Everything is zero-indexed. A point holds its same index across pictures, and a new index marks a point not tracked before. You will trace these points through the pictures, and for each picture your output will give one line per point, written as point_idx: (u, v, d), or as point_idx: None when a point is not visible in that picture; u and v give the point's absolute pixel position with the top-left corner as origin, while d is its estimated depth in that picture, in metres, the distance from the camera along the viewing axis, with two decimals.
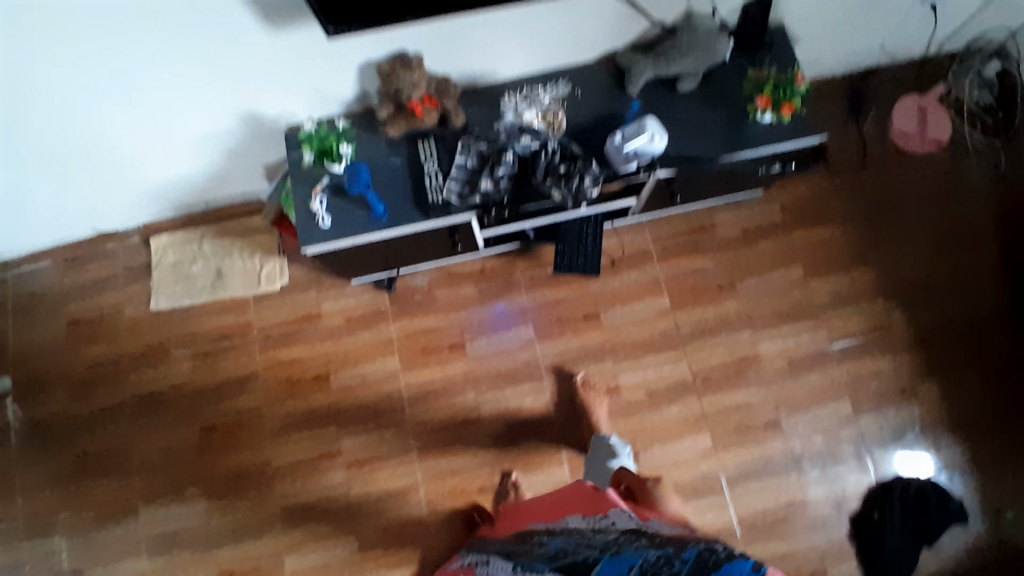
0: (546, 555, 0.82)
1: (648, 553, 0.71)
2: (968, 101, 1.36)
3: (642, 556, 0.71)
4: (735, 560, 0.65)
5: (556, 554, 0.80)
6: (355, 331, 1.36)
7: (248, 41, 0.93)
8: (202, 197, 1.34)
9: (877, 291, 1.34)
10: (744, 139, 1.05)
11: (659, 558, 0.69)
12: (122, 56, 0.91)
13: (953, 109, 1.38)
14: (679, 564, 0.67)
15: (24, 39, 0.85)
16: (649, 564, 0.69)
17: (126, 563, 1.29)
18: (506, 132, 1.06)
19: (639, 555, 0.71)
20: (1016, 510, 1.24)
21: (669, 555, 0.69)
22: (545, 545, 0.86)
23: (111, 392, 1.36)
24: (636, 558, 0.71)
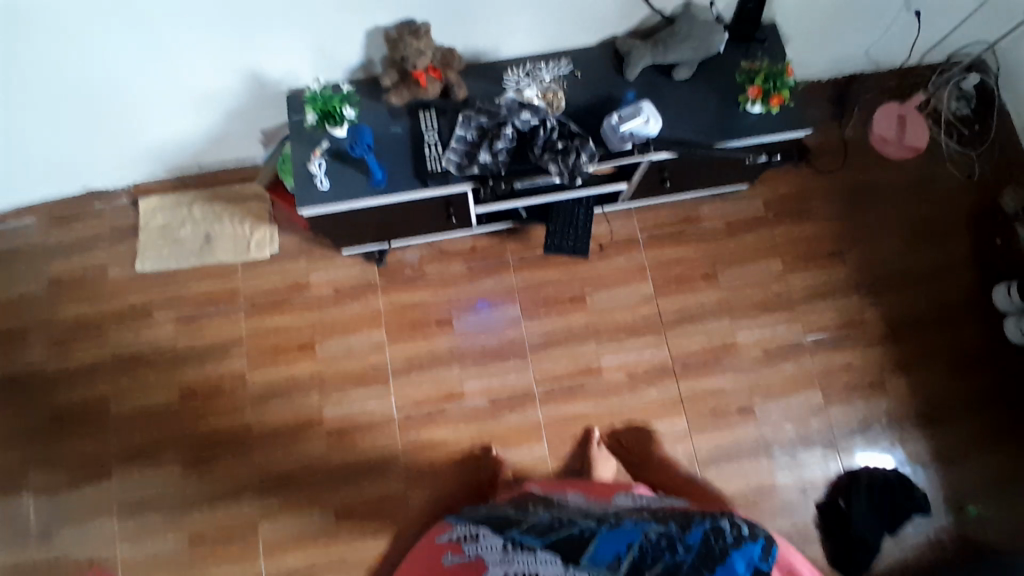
0: (537, 531, 0.82)
1: (650, 529, 0.78)
2: (946, 112, 1.44)
3: (645, 533, 0.77)
4: (739, 546, 0.74)
5: (546, 530, 0.81)
6: (343, 302, 1.36)
7: (250, 26, 0.97)
8: (196, 160, 1.33)
9: (853, 289, 1.38)
10: (736, 129, 1.09)
11: (662, 537, 0.76)
12: (123, 37, 0.96)
13: (931, 119, 1.46)
14: (686, 548, 0.74)
15: (23, 21, 0.90)
16: (654, 545, 0.75)
17: (96, 525, 1.27)
18: (507, 106, 1.07)
19: (641, 531, 0.78)
20: (979, 506, 1.28)
21: (672, 535, 0.76)
22: (530, 521, 0.86)
23: (90, 351, 1.34)
24: (639, 533, 0.77)
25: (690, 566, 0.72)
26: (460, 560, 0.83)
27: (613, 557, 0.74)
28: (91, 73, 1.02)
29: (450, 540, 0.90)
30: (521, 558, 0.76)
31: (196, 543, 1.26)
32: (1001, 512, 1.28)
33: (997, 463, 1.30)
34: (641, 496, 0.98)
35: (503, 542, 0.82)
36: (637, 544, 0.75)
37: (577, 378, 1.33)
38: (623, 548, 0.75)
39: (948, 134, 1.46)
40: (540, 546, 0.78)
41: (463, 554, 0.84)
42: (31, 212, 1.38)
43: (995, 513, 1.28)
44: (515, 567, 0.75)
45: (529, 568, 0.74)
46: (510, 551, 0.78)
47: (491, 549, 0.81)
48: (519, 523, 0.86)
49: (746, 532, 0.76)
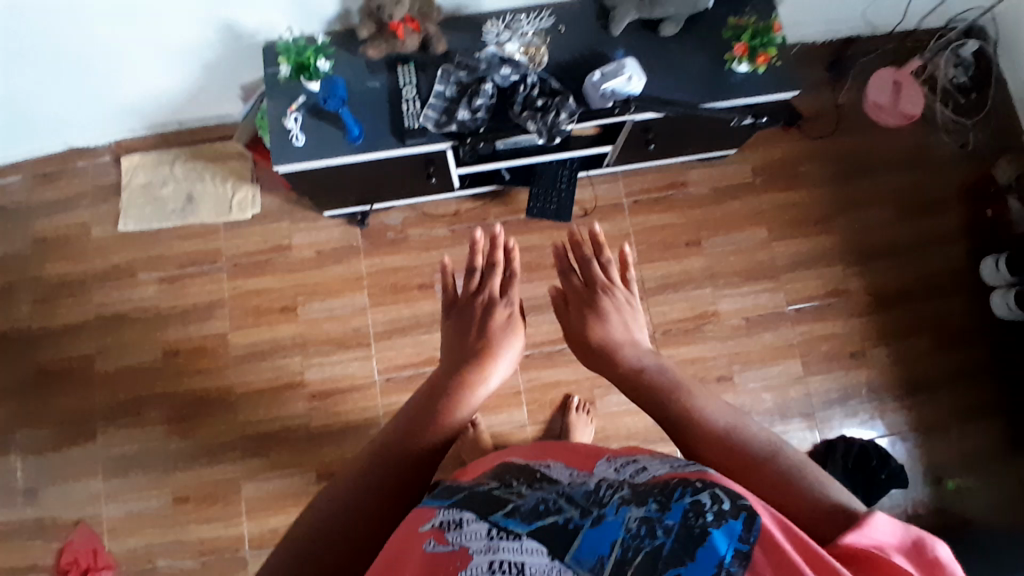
0: (507, 505, 0.48)
1: (629, 514, 0.46)
2: (943, 79, 1.40)
3: (624, 524, 0.45)
4: (726, 524, 0.43)
5: (531, 513, 0.47)
6: (324, 264, 1.36)
7: None
8: (176, 117, 1.31)
9: (841, 258, 1.37)
10: (723, 88, 1.06)
11: (641, 523, 0.45)
12: None
13: (928, 86, 1.42)
14: (664, 533, 0.43)
15: None
16: (632, 537, 0.44)
17: (81, 482, 1.28)
18: (486, 61, 1.05)
19: (619, 520, 0.46)
20: (959, 481, 1.28)
21: (651, 517, 0.45)
22: (501, 489, 0.52)
23: (74, 311, 1.34)
24: (617, 528, 0.45)
25: (670, 553, 0.42)
26: (438, 548, 0.45)
27: (593, 562, 0.43)
28: (60, 28, 0.99)
29: (429, 521, 0.48)
30: (500, 552, 0.43)
31: (179, 502, 1.27)
32: (980, 486, 1.27)
33: (978, 437, 1.29)
34: (639, 462, 0.59)
35: (486, 528, 0.46)
36: (617, 543, 0.44)
37: (559, 344, 1.33)
38: (602, 549, 0.43)
39: (945, 102, 1.42)
40: (521, 535, 0.44)
41: (440, 541, 0.45)
42: (13, 170, 1.36)
43: (974, 486, 1.27)
44: (494, 560, 0.43)
45: (507, 563, 0.42)
46: (490, 539, 0.44)
47: (471, 537, 0.45)
48: (481, 489, 0.52)
49: (733, 506, 0.44)
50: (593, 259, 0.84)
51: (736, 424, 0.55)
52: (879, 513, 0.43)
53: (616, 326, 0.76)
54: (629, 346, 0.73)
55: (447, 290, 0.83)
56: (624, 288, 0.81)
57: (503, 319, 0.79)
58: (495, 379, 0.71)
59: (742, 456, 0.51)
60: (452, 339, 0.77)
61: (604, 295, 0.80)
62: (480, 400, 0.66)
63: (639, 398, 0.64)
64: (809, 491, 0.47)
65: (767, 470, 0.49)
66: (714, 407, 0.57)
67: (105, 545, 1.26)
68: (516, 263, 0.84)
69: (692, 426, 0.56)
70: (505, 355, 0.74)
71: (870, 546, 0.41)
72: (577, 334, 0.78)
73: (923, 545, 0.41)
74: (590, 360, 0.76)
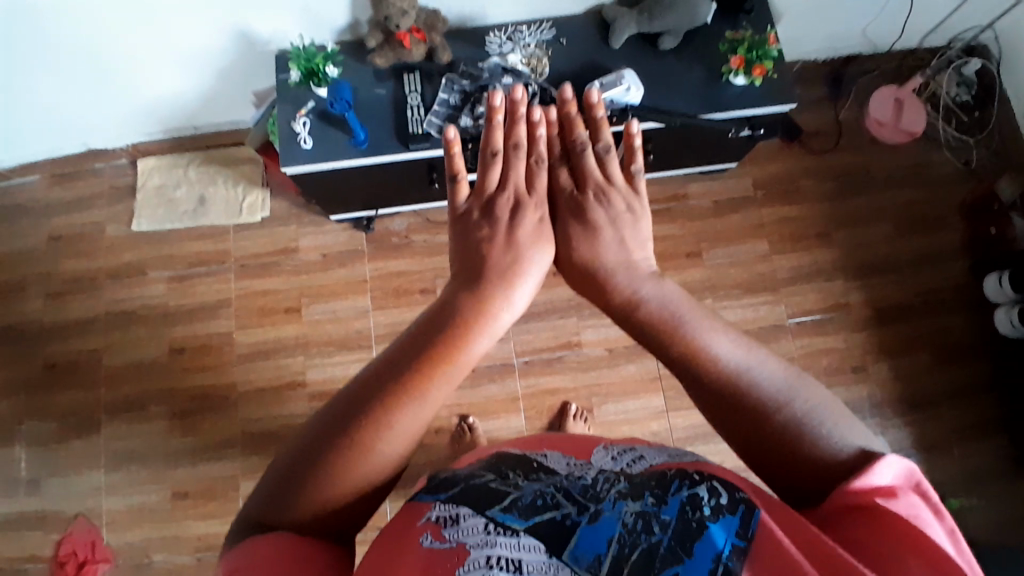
0: (505, 497, 0.50)
1: (625, 508, 0.47)
2: (946, 96, 1.41)
3: (621, 519, 0.46)
4: (724, 518, 0.46)
5: (528, 508, 0.48)
6: (330, 267, 1.39)
7: None
8: (190, 122, 1.36)
9: (841, 273, 1.37)
10: (721, 100, 1.09)
11: (638, 518, 0.46)
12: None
13: (930, 104, 1.43)
14: (662, 529, 0.45)
15: None
16: (629, 532, 0.45)
17: (83, 474, 1.30)
18: (489, 71, 1.09)
19: (616, 515, 0.47)
20: (963, 499, 1.26)
21: (647, 511, 0.47)
22: (496, 481, 0.52)
23: (85, 306, 1.38)
24: (614, 523, 0.46)
25: (666, 552, 0.44)
26: (435, 545, 0.47)
27: (591, 559, 0.44)
28: (82, 30, 1.03)
29: (424, 517, 0.50)
30: (497, 548, 0.45)
31: (177, 497, 1.29)
32: (981, 505, 1.25)
33: (980, 456, 1.28)
34: (636, 451, 0.61)
35: (484, 522, 0.47)
36: (614, 540, 0.45)
37: (557, 351, 1.34)
38: (600, 547, 0.45)
39: (947, 120, 1.43)
40: (519, 531, 0.46)
41: (436, 538, 0.48)
42: (32, 170, 1.41)
43: (976, 507, 1.25)
44: (491, 555, 0.44)
45: (504, 559, 0.44)
46: (488, 534, 0.46)
47: (467, 533, 0.47)
48: (476, 480, 0.53)
49: (732, 501, 0.47)
50: (585, 147, 0.70)
51: (746, 364, 0.54)
52: (888, 454, 0.48)
53: (609, 244, 0.63)
54: (625, 271, 0.62)
55: (455, 186, 0.67)
56: (626, 190, 0.66)
57: (532, 225, 0.64)
58: (519, 304, 0.61)
59: (745, 400, 0.53)
60: (467, 245, 0.64)
61: (597, 200, 0.66)
62: (490, 345, 0.57)
63: (664, 347, 0.57)
64: (825, 441, 0.50)
65: (773, 419, 0.51)
66: (721, 341, 0.55)
67: (103, 538, 1.27)
68: (540, 143, 0.70)
69: (703, 368, 0.54)
70: (530, 276, 0.62)
71: (875, 492, 0.46)
72: (558, 251, 0.65)
73: (925, 491, 0.47)
74: (579, 285, 0.65)
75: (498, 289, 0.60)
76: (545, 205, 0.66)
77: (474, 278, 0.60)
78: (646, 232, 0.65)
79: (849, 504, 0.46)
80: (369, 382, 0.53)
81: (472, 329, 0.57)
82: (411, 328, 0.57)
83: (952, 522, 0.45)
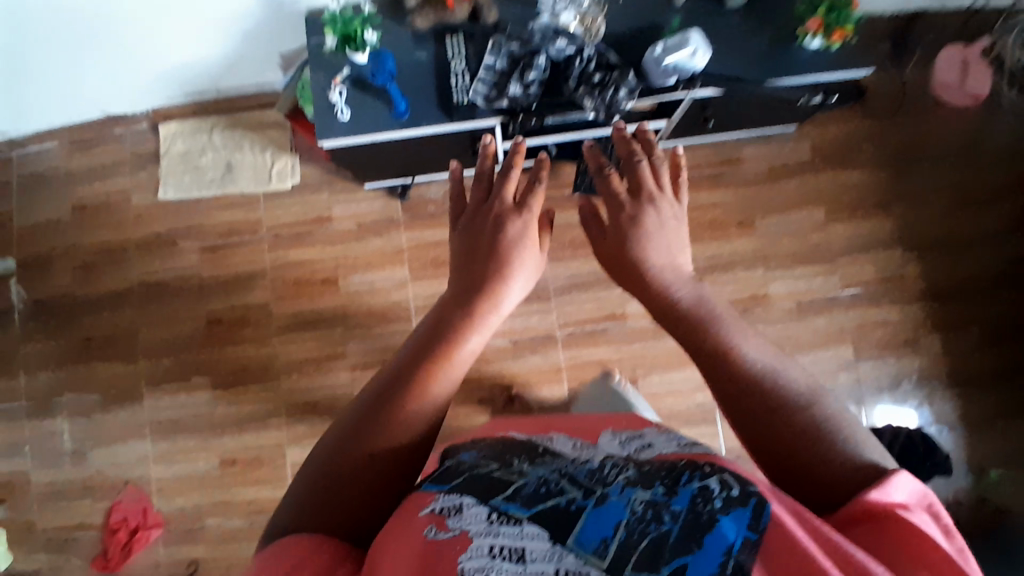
0: (510, 486, 0.49)
1: (634, 496, 0.47)
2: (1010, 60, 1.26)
3: (629, 505, 0.47)
4: (734, 511, 0.45)
5: (531, 496, 0.48)
6: (365, 237, 1.34)
7: None
8: (214, 86, 1.28)
9: (897, 242, 1.32)
10: (788, 65, 1.00)
11: (647, 507, 0.47)
12: None
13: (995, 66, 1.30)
14: (671, 519, 0.45)
15: None
16: (638, 519, 0.45)
17: (130, 444, 1.32)
18: (540, 33, 1.01)
19: (623, 501, 0.47)
20: (1000, 470, 1.26)
21: (656, 500, 0.47)
22: (499, 471, 0.52)
23: (117, 278, 1.36)
24: (621, 509, 0.46)
25: (675, 541, 0.44)
26: (438, 536, 0.45)
27: (597, 543, 0.44)
28: None
29: (428, 508, 0.48)
30: (499, 536, 0.45)
31: (227, 465, 1.31)
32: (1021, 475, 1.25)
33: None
34: (644, 438, 0.62)
35: (486, 511, 0.47)
36: (621, 526, 0.45)
37: (601, 323, 1.32)
38: (605, 531, 0.45)
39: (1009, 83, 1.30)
40: (522, 520, 0.46)
41: (440, 528, 0.46)
42: (51, 136, 1.36)
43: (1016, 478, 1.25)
44: (494, 544, 0.44)
45: (507, 548, 0.44)
46: (490, 523, 0.46)
47: (472, 520, 0.46)
48: (480, 470, 0.53)
49: (742, 493, 0.46)
50: (641, 158, 0.71)
51: (771, 365, 0.55)
52: (902, 473, 0.48)
53: (656, 246, 0.66)
54: (671, 270, 0.64)
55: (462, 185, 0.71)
56: (672, 200, 0.69)
57: (518, 228, 0.67)
58: (507, 307, 0.64)
59: (767, 399, 0.53)
60: (460, 258, 0.67)
61: (646, 206, 0.68)
62: (484, 342, 0.60)
63: (693, 344, 0.58)
64: (843, 449, 0.50)
65: (797, 418, 0.51)
66: (751, 344, 0.56)
67: (155, 506, 1.31)
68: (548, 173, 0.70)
69: (731, 366, 0.55)
70: (517, 281, 0.65)
71: (891, 507, 0.45)
72: (606, 246, 0.69)
73: (936, 513, 0.47)
74: (618, 276, 0.68)
75: (487, 291, 0.63)
76: (534, 205, 0.68)
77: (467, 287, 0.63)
78: (686, 241, 0.68)
79: (859, 513, 0.46)
80: (390, 377, 0.55)
81: (468, 330, 0.60)
82: (418, 333, 0.60)
83: (963, 542, 0.45)
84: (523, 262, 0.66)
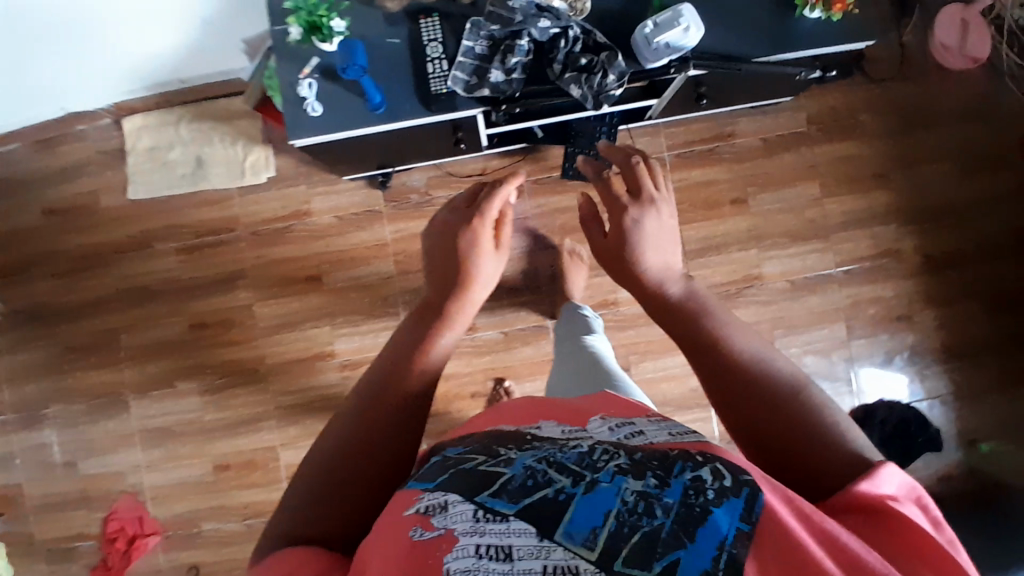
0: (496, 478, 0.43)
1: (626, 485, 0.41)
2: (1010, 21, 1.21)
3: (620, 495, 0.40)
4: (726, 502, 0.39)
5: (519, 489, 0.41)
6: (347, 231, 1.29)
7: None
8: (176, 76, 1.19)
9: (894, 216, 1.28)
10: (785, 40, 0.95)
11: (639, 498, 0.40)
12: None
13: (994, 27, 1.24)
14: (664, 512, 0.39)
15: None
16: (628, 511, 0.39)
17: (121, 452, 1.30)
18: (522, 11, 0.92)
19: (615, 489, 0.41)
20: (993, 443, 1.26)
21: (648, 492, 0.40)
22: (485, 462, 0.46)
23: (93, 284, 1.31)
24: (613, 497, 0.40)
25: (669, 535, 0.38)
26: (424, 536, 0.40)
27: (586, 534, 0.38)
28: None
29: (412, 507, 0.44)
30: (486, 534, 0.39)
31: (220, 470, 1.29)
32: (1014, 447, 1.25)
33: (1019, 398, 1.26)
34: (636, 425, 0.54)
35: (473, 509, 0.41)
36: (612, 515, 0.39)
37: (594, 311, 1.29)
38: (596, 520, 0.39)
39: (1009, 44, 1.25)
40: (508, 517, 0.40)
41: (426, 529, 0.41)
42: (12, 138, 1.29)
43: (1011, 450, 1.25)
44: (480, 544, 0.38)
45: (493, 548, 0.38)
46: (476, 521, 0.40)
47: (457, 519, 0.41)
48: (467, 462, 0.46)
49: (736, 483, 0.41)
50: (637, 159, 0.68)
51: (762, 354, 0.53)
52: (889, 464, 0.44)
53: (649, 247, 0.64)
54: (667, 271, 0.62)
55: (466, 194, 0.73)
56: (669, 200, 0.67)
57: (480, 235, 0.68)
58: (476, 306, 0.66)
59: (758, 390, 0.51)
60: (431, 266, 0.69)
61: (645, 208, 0.66)
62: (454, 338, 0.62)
63: (684, 337, 0.57)
64: (838, 442, 0.47)
65: (794, 407, 0.49)
66: (741, 333, 0.54)
67: (152, 513, 1.29)
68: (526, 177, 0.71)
69: (721, 357, 0.53)
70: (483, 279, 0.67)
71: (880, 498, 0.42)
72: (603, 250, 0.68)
73: (925, 504, 0.43)
74: (619, 278, 0.67)
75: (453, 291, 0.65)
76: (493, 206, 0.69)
77: (440, 291, 0.66)
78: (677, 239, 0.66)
79: (850, 504, 0.42)
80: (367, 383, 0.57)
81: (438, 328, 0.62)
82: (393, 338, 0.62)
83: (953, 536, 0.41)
84: (490, 258, 0.68)
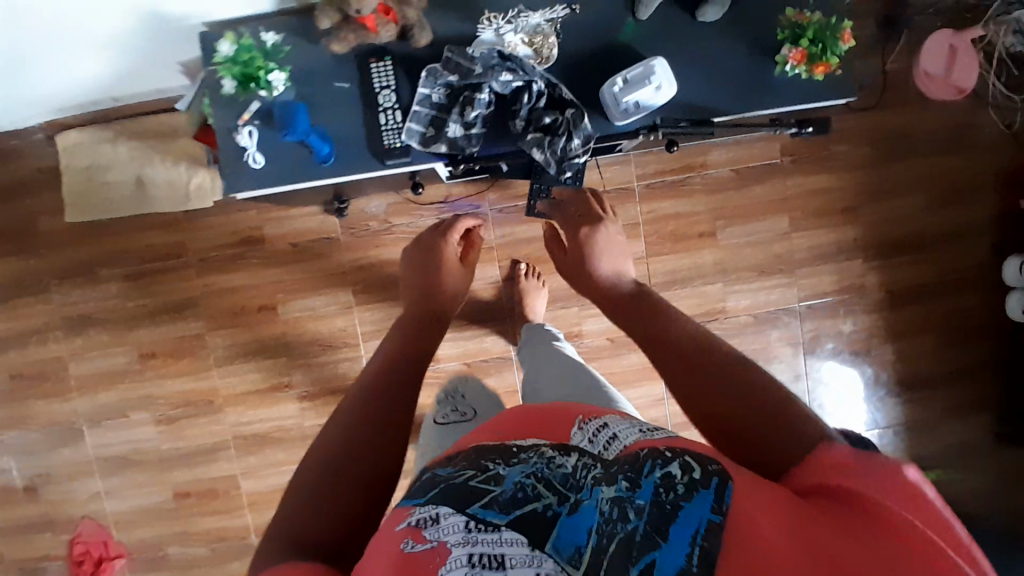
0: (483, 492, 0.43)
1: (601, 495, 0.41)
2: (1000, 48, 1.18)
3: (597, 507, 0.41)
4: (698, 494, 0.39)
5: (509, 501, 0.42)
6: (302, 258, 1.24)
7: None
8: (110, 96, 1.10)
9: (862, 250, 1.26)
10: (757, 95, 0.90)
11: (613, 505, 0.40)
12: None
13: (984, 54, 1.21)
14: (637, 514, 0.39)
15: None
16: (606, 521, 0.40)
17: (78, 480, 1.28)
18: (483, 60, 0.85)
19: (593, 503, 0.41)
20: (938, 472, 1.30)
21: (621, 496, 0.41)
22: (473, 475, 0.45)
23: (34, 310, 1.24)
24: (593, 512, 0.40)
25: (643, 538, 0.38)
26: (416, 549, 0.39)
27: (571, 551, 0.39)
28: None
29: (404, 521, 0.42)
30: (477, 545, 0.39)
31: (180, 497, 1.28)
32: (957, 475, 1.30)
33: (967, 429, 1.30)
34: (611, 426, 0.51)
35: (463, 520, 0.41)
36: (593, 530, 0.39)
37: None
38: (579, 537, 0.39)
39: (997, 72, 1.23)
40: (499, 527, 0.40)
41: (418, 540, 0.40)
42: None
43: (953, 479, 1.30)
44: (471, 553, 0.38)
45: (486, 556, 0.38)
46: (468, 531, 0.40)
47: (449, 531, 0.40)
48: (457, 477, 0.45)
49: (705, 475, 0.41)
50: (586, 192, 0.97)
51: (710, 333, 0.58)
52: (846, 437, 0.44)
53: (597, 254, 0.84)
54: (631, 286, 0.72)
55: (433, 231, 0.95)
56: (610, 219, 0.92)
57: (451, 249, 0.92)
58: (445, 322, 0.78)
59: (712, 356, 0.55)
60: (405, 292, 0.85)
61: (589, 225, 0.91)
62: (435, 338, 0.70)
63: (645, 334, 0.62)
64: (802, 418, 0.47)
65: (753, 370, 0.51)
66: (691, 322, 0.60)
67: (115, 537, 1.29)
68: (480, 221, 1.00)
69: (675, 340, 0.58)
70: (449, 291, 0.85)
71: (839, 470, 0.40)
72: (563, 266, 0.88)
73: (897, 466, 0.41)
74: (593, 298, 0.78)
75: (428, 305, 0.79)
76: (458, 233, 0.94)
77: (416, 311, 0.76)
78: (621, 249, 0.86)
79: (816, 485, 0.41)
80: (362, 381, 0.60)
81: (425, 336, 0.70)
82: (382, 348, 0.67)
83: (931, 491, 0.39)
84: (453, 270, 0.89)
